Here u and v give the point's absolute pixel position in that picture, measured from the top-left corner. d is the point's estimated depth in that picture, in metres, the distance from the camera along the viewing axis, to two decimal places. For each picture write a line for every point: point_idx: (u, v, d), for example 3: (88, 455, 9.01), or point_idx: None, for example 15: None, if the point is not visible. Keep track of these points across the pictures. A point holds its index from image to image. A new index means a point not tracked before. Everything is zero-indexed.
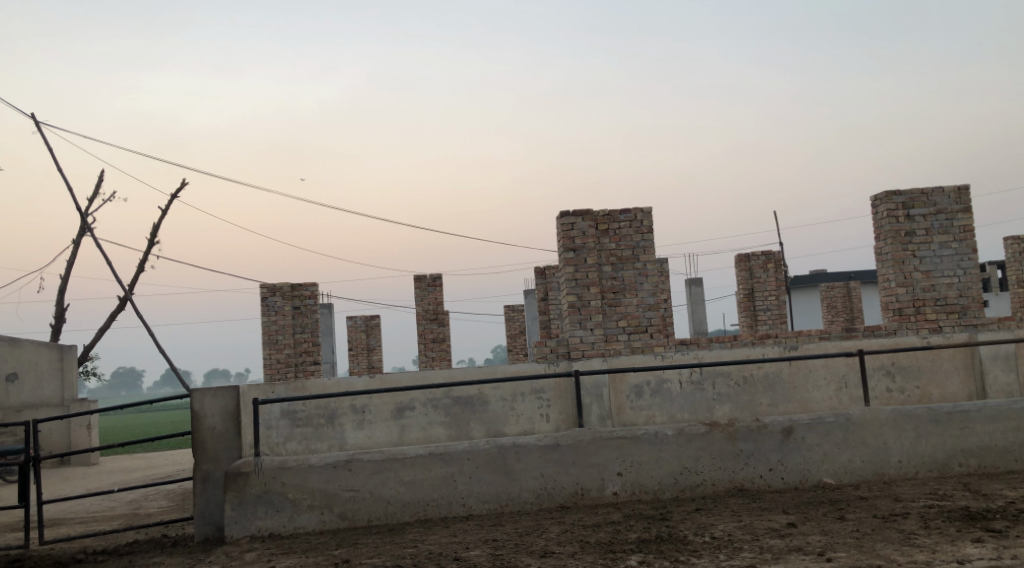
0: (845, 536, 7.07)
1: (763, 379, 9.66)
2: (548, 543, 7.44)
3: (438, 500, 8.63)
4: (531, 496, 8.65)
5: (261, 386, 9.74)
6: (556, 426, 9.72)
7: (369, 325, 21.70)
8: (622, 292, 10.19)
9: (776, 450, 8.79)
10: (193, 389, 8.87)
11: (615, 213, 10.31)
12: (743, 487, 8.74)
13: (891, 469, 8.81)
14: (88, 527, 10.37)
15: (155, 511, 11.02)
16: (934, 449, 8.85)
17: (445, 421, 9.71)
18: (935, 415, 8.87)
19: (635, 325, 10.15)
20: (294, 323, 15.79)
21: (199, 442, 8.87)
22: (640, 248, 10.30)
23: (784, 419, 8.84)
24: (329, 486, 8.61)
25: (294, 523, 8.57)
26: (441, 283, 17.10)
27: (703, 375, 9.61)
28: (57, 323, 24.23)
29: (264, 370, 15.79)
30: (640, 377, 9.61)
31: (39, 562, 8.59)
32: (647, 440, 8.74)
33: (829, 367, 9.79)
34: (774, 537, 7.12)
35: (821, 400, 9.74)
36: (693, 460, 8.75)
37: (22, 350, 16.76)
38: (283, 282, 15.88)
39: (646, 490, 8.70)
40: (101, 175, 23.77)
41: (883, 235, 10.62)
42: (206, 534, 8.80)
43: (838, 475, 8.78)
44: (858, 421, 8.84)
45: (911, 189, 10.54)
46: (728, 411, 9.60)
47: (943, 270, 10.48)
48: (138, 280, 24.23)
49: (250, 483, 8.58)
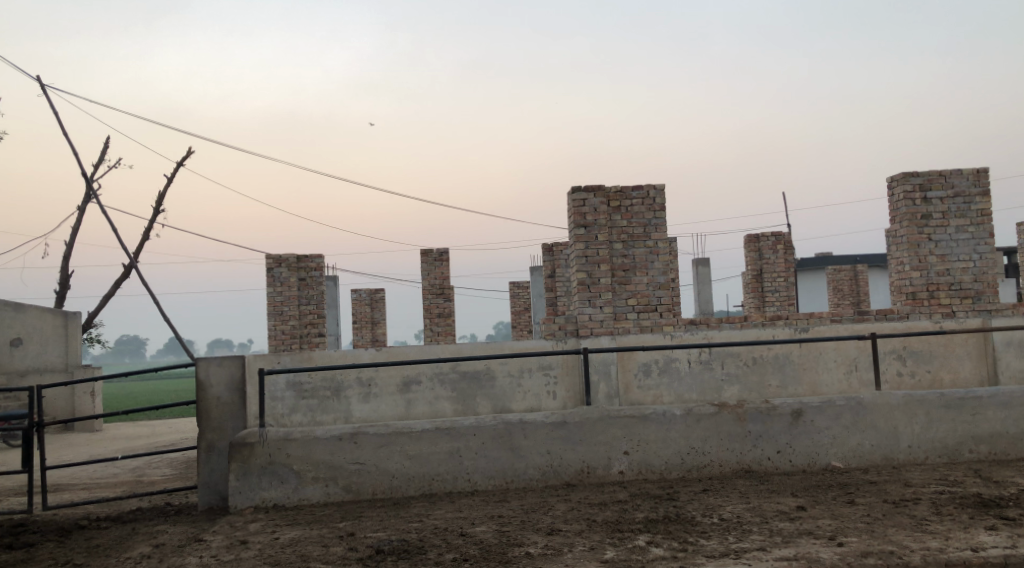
0: (855, 521, 7.01)
1: (773, 360, 9.57)
2: (555, 520, 7.38)
3: (443, 475, 8.58)
4: (537, 473, 8.60)
5: (266, 356, 9.66)
6: (563, 403, 9.66)
7: (374, 298, 21.61)
8: (633, 269, 10.09)
9: (785, 432, 8.72)
10: (199, 358, 8.84)
11: (627, 190, 10.24)
12: (750, 468, 8.68)
13: (900, 453, 8.74)
14: (92, 493, 10.35)
15: (158, 479, 11.00)
16: (944, 435, 8.79)
17: (452, 396, 9.63)
18: (946, 400, 8.80)
19: (645, 304, 10.07)
20: (300, 295, 15.74)
21: (204, 410, 8.84)
22: (652, 226, 10.24)
23: (794, 401, 8.77)
24: (334, 458, 8.56)
25: (299, 495, 8.53)
26: (448, 258, 17.00)
27: (712, 354, 9.53)
28: (61, 291, 24.25)
29: (269, 341, 15.72)
30: (648, 356, 9.54)
31: (42, 527, 8.56)
32: (655, 419, 8.68)
33: (839, 349, 9.70)
34: (784, 520, 7.07)
35: (831, 383, 9.65)
36: (700, 441, 8.69)
37: (26, 315, 16.73)
38: (288, 254, 15.78)
39: (653, 469, 8.65)
40: (108, 142, 23.72)
41: (899, 217, 10.52)
42: (210, 503, 8.77)
43: (847, 459, 8.71)
44: (869, 405, 8.76)
45: (929, 171, 10.43)
46: (737, 392, 9.53)
47: (959, 254, 10.38)
48: (142, 247, 24.24)
49: (255, 454, 8.53)
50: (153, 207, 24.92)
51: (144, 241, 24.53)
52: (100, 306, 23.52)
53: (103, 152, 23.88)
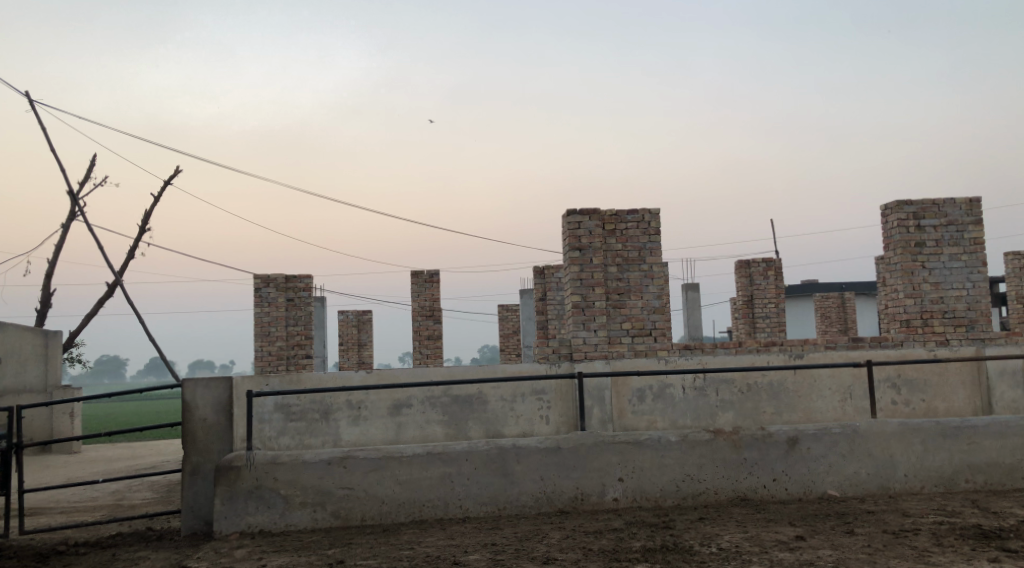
0: (856, 551, 6.90)
1: (767, 387, 9.48)
2: (550, 549, 7.24)
3: (434, 501, 8.43)
4: (530, 500, 8.46)
5: (254, 378, 9.49)
6: (556, 428, 9.53)
7: (361, 320, 21.44)
8: (627, 293, 10.01)
9: (780, 459, 8.62)
10: (185, 378, 8.68)
11: (623, 213, 10.15)
12: (746, 497, 8.56)
13: (896, 483, 8.65)
14: (70, 517, 10.13)
15: (139, 503, 10.79)
16: (941, 464, 8.70)
17: (443, 420, 9.49)
18: (942, 429, 8.72)
19: (639, 328, 9.97)
20: (287, 315, 15.58)
21: (189, 433, 8.67)
22: (647, 250, 10.14)
23: (790, 428, 8.67)
24: (323, 483, 8.40)
25: (286, 520, 8.36)
26: (438, 280, 16.85)
27: (706, 381, 9.43)
28: (42, 308, 23.97)
29: (256, 362, 15.53)
30: (643, 381, 9.44)
31: (20, 552, 8.35)
32: (650, 445, 8.57)
33: (834, 377, 9.61)
34: (784, 550, 6.95)
35: (826, 410, 9.56)
36: (696, 468, 8.58)
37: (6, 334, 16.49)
38: (277, 274, 15.62)
39: (648, 496, 8.52)
40: (93, 159, 23.55)
41: (893, 245, 10.47)
42: (194, 527, 8.59)
43: (843, 488, 8.61)
44: (865, 433, 8.67)
45: (922, 200, 10.40)
46: (731, 419, 9.43)
47: (953, 282, 10.34)
48: (126, 265, 24.03)
49: (241, 478, 8.36)
50: (139, 225, 24.73)
51: (128, 260, 24.32)
52: (82, 325, 23.26)
53: (89, 169, 23.71)
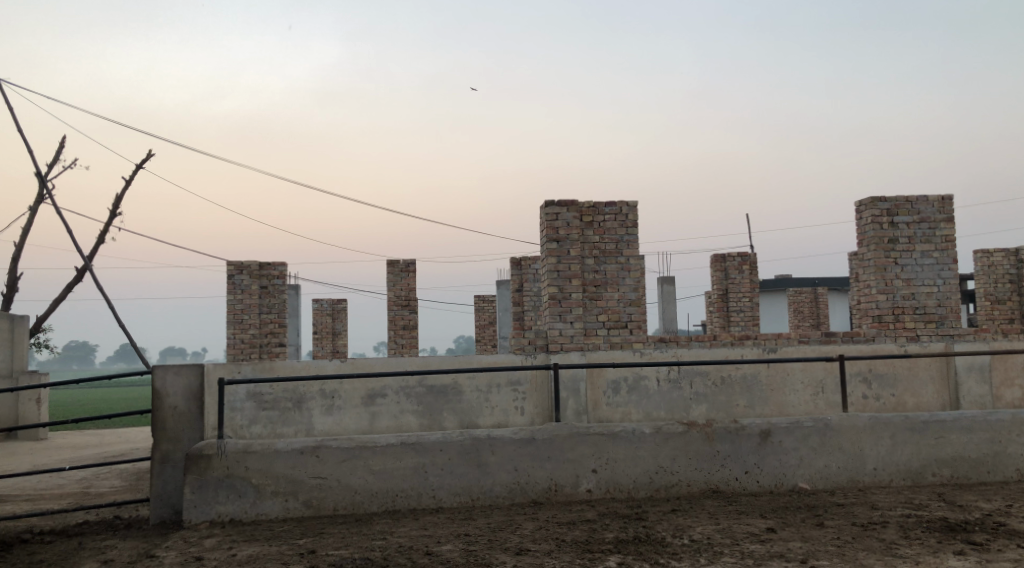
0: (826, 544, 6.96)
1: (741, 380, 9.54)
2: (523, 540, 7.26)
3: (407, 491, 8.43)
4: (503, 490, 8.47)
5: (226, 366, 9.44)
6: (531, 419, 9.55)
7: (335, 309, 21.36)
8: (603, 286, 10.02)
9: (752, 452, 8.68)
10: (156, 366, 8.62)
11: (600, 205, 10.16)
12: (717, 489, 8.62)
13: (865, 476, 8.74)
14: (36, 505, 10.03)
15: (107, 491, 10.70)
16: (909, 458, 8.79)
17: (417, 410, 9.48)
18: (911, 424, 8.81)
19: (615, 321, 9.98)
20: (261, 303, 15.50)
21: (159, 420, 8.62)
22: (624, 242, 10.14)
23: (762, 421, 8.73)
24: (295, 472, 8.37)
25: (257, 509, 8.32)
26: (414, 270, 16.85)
27: (681, 373, 9.48)
28: (10, 293, 23.70)
29: (228, 350, 15.44)
30: (617, 373, 9.47)
31: None
32: (624, 437, 8.60)
33: (806, 371, 9.69)
34: (754, 542, 7.01)
35: (798, 404, 9.63)
36: (669, 460, 8.62)
37: None
38: (250, 261, 15.54)
39: (621, 488, 8.56)
40: (63, 143, 23.32)
41: (866, 241, 10.56)
42: (163, 516, 8.54)
43: (813, 481, 8.69)
44: (836, 427, 8.75)
45: (896, 196, 10.49)
46: (704, 412, 9.48)
47: (924, 279, 10.44)
48: (96, 250, 23.81)
49: (212, 466, 8.32)
50: (110, 210, 24.50)
51: (99, 245, 24.10)
52: (50, 310, 23.03)
53: (58, 152, 23.45)
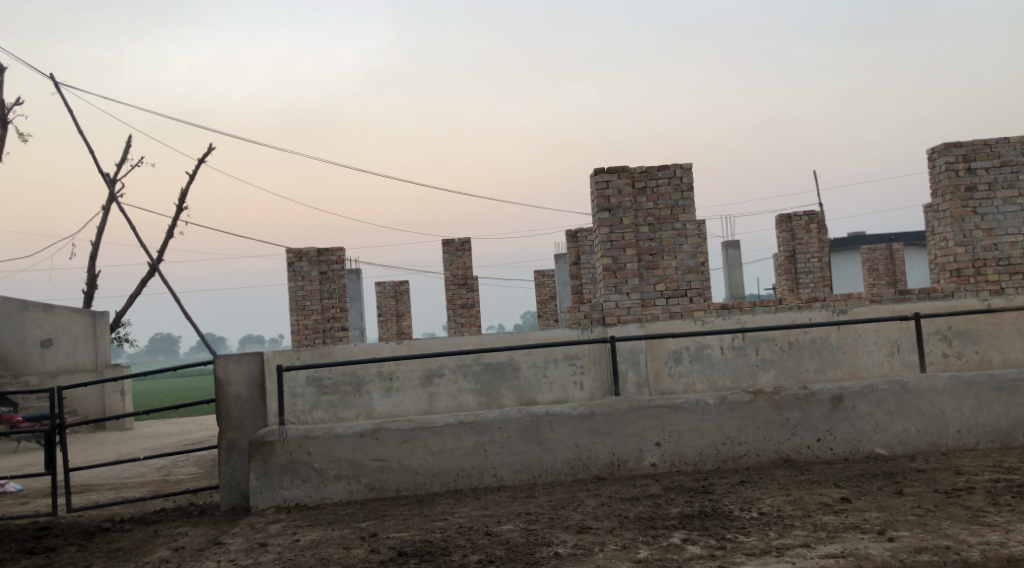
0: (905, 513, 6.60)
1: (810, 344, 9.17)
2: (585, 517, 7.03)
3: (468, 471, 8.26)
4: (565, 467, 8.26)
5: (285, 352, 9.36)
6: (591, 394, 9.31)
7: (398, 291, 21.33)
8: (660, 254, 9.72)
9: (824, 419, 8.32)
10: (217, 354, 8.56)
11: (653, 170, 9.81)
12: (789, 458, 8.28)
13: (949, 440, 8.32)
14: (118, 494, 10.12)
15: (185, 478, 10.77)
16: (995, 419, 8.35)
17: (475, 389, 9.31)
18: (997, 382, 8.36)
19: (674, 289, 9.69)
20: (322, 289, 15.46)
21: (222, 409, 8.57)
22: (679, 207, 9.83)
23: (834, 387, 8.36)
24: (356, 455, 8.26)
25: (321, 493, 8.24)
26: (469, 248, 16.67)
27: (745, 340, 9.15)
28: (88, 290, 24.16)
29: (292, 337, 15.46)
30: (679, 342, 9.17)
31: (63, 530, 8.29)
32: (687, 409, 8.31)
33: (880, 332, 9.26)
34: (828, 513, 6.68)
35: (872, 366, 9.23)
36: (736, 430, 8.31)
37: (55, 316, 16.69)
38: (309, 247, 15.50)
39: (687, 460, 8.28)
40: (130, 139, 23.68)
41: (941, 190, 10.04)
42: (232, 503, 8.50)
43: (891, 446, 8.30)
44: (913, 389, 8.34)
45: (973, 140, 9.93)
46: (773, 378, 9.14)
47: (1007, 228, 9.91)
48: (166, 245, 24.16)
49: (275, 452, 8.24)
50: (177, 204, 24.79)
51: (167, 239, 24.39)
52: (126, 307, 23.43)
53: (125, 151, 23.80)
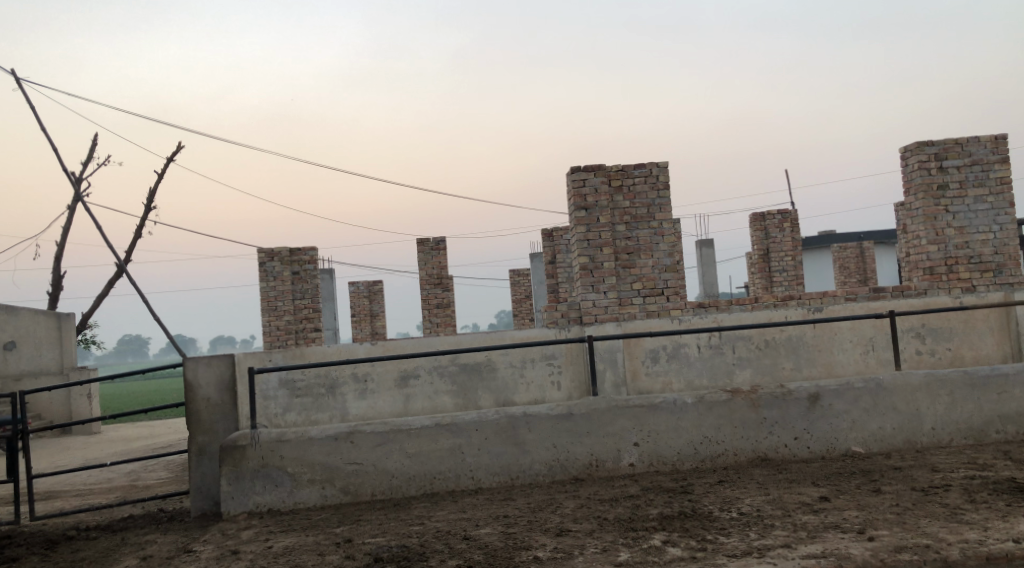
0: (884, 511, 6.58)
1: (786, 342, 9.16)
2: (564, 520, 6.97)
3: (445, 473, 8.18)
4: (543, 468, 8.19)
5: (257, 354, 9.22)
6: (568, 394, 9.25)
7: (372, 291, 21.18)
8: (637, 252, 9.68)
9: (801, 417, 8.30)
10: (187, 357, 8.41)
11: (629, 168, 9.77)
12: (766, 457, 8.26)
13: (924, 437, 8.33)
14: (85, 500, 9.94)
15: (154, 483, 10.60)
16: (970, 416, 8.37)
17: (452, 389, 9.22)
18: (971, 379, 8.38)
19: (651, 288, 9.64)
20: (294, 289, 15.30)
21: (193, 413, 8.43)
22: (656, 206, 9.80)
23: (811, 385, 8.35)
24: (331, 459, 8.15)
25: (294, 498, 8.12)
26: (445, 247, 16.57)
27: (722, 339, 9.12)
28: (55, 291, 23.82)
29: (264, 338, 15.30)
30: (656, 342, 9.14)
31: (28, 538, 8.12)
32: (665, 408, 8.27)
33: (855, 329, 9.26)
34: (807, 513, 6.65)
35: (847, 364, 9.23)
36: (714, 429, 8.28)
37: (19, 318, 16.35)
38: (281, 247, 15.33)
39: (665, 460, 8.24)
40: (97, 137, 23.35)
41: (913, 188, 10.06)
42: (203, 508, 8.37)
43: (868, 444, 8.30)
44: (889, 387, 8.34)
45: (945, 139, 9.96)
46: (749, 377, 9.12)
47: (978, 226, 9.95)
48: (134, 245, 23.87)
49: (247, 457, 8.11)
50: (146, 204, 24.49)
51: (136, 239, 24.09)
52: (93, 309, 23.11)
53: (92, 150, 23.47)
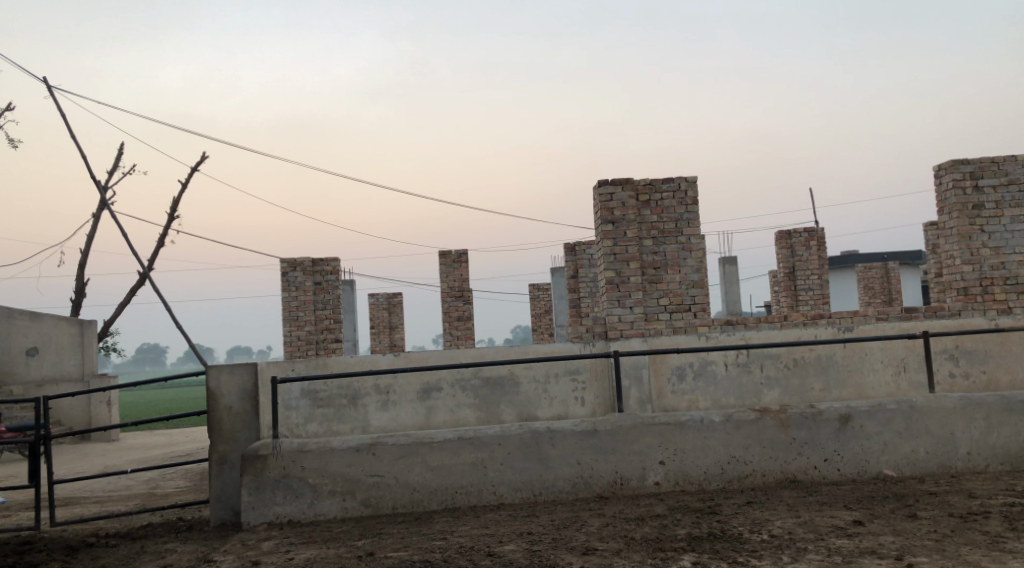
0: (922, 538, 6.42)
1: (815, 362, 9.01)
2: (590, 538, 6.84)
3: (467, 488, 8.06)
4: (567, 485, 8.06)
5: (279, 364, 9.14)
6: (592, 410, 9.13)
7: (392, 303, 21.15)
8: (664, 267, 9.56)
9: (832, 439, 8.14)
10: (210, 365, 8.34)
11: (657, 182, 9.68)
12: (795, 478, 8.11)
13: (958, 461, 8.15)
14: (103, 508, 9.88)
15: (172, 492, 10.53)
16: (1006, 441, 8.19)
17: (474, 403, 9.11)
18: (1007, 403, 8.20)
19: (678, 304, 9.54)
20: (316, 299, 15.25)
21: (214, 422, 8.35)
22: (684, 221, 9.68)
23: (841, 406, 8.19)
24: (352, 471, 8.05)
25: (315, 510, 8.02)
26: (467, 260, 16.49)
27: (750, 357, 8.98)
28: (77, 298, 23.88)
29: (285, 348, 15.24)
30: (682, 359, 9.00)
31: (47, 544, 8.05)
32: (692, 426, 8.13)
33: (886, 350, 9.09)
34: (841, 537, 6.50)
35: (878, 385, 9.05)
36: (742, 449, 8.13)
37: (43, 324, 16.42)
38: (304, 257, 15.29)
39: (691, 480, 8.10)
40: (121, 147, 23.45)
41: (948, 207, 9.90)
42: (223, 518, 8.28)
43: (900, 467, 8.13)
44: (923, 409, 8.18)
45: (980, 157, 9.83)
46: (777, 397, 8.96)
47: (1015, 246, 9.78)
48: (157, 253, 23.96)
49: (268, 467, 8.03)
50: (169, 213, 24.54)
51: (159, 248, 24.17)
52: (114, 316, 23.15)
53: (117, 159, 23.55)
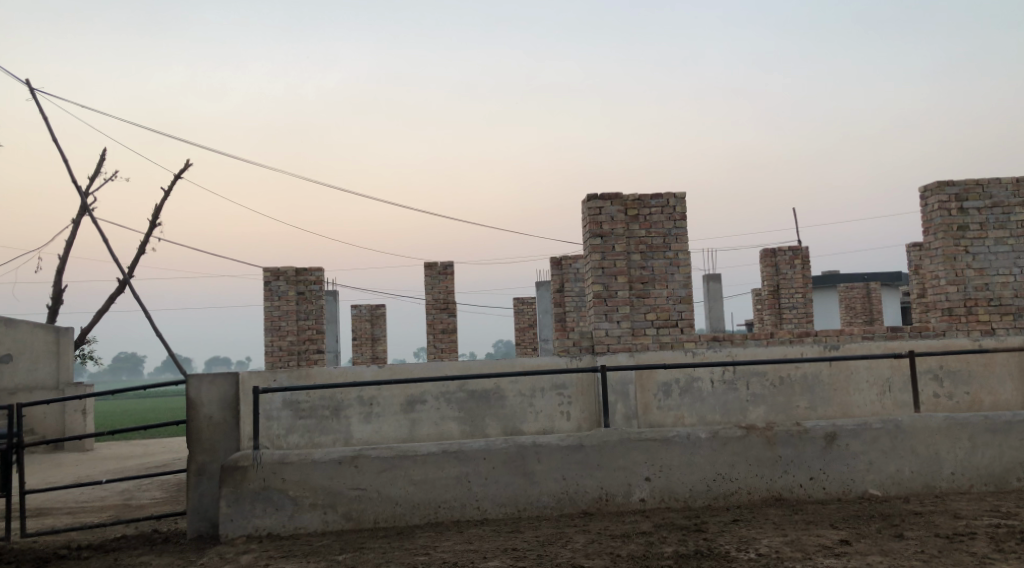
0: (910, 558, 6.38)
1: (801, 380, 8.98)
2: (575, 555, 6.76)
3: (450, 502, 7.96)
4: (552, 501, 7.98)
5: (261, 373, 9.03)
6: (577, 425, 9.07)
7: (374, 314, 21.02)
8: (652, 282, 9.53)
9: (817, 457, 8.11)
10: (191, 374, 8.21)
11: (646, 198, 9.65)
12: (781, 497, 8.06)
13: (943, 481, 8.13)
14: (76, 519, 9.70)
15: (148, 503, 10.37)
16: (990, 461, 8.17)
17: (458, 416, 9.02)
18: (992, 424, 8.19)
19: (664, 319, 9.49)
20: (298, 310, 15.14)
21: (194, 432, 8.21)
22: (672, 236, 9.64)
23: (828, 424, 8.16)
24: (333, 483, 7.94)
25: (295, 523, 7.90)
26: (452, 272, 16.32)
27: (736, 374, 8.95)
28: (54, 304, 23.63)
29: (266, 358, 15.09)
30: (669, 375, 8.95)
31: (18, 556, 7.89)
32: (678, 443, 8.08)
33: (872, 369, 9.07)
34: (828, 556, 6.45)
35: (864, 405, 9.02)
36: (728, 467, 8.08)
37: (19, 331, 16.18)
38: (287, 266, 15.21)
39: (676, 497, 8.03)
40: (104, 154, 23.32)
41: (933, 228, 9.92)
42: (200, 530, 8.14)
43: (885, 487, 8.10)
44: (908, 428, 8.16)
45: (966, 179, 9.85)
46: (763, 414, 8.93)
47: (999, 268, 9.80)
48: (137, 261, 23.76)
49: (248, 478, 7.91)
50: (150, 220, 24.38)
51: (140, 255, 23.97)
52: (92, 323, 22.91)
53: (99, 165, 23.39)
